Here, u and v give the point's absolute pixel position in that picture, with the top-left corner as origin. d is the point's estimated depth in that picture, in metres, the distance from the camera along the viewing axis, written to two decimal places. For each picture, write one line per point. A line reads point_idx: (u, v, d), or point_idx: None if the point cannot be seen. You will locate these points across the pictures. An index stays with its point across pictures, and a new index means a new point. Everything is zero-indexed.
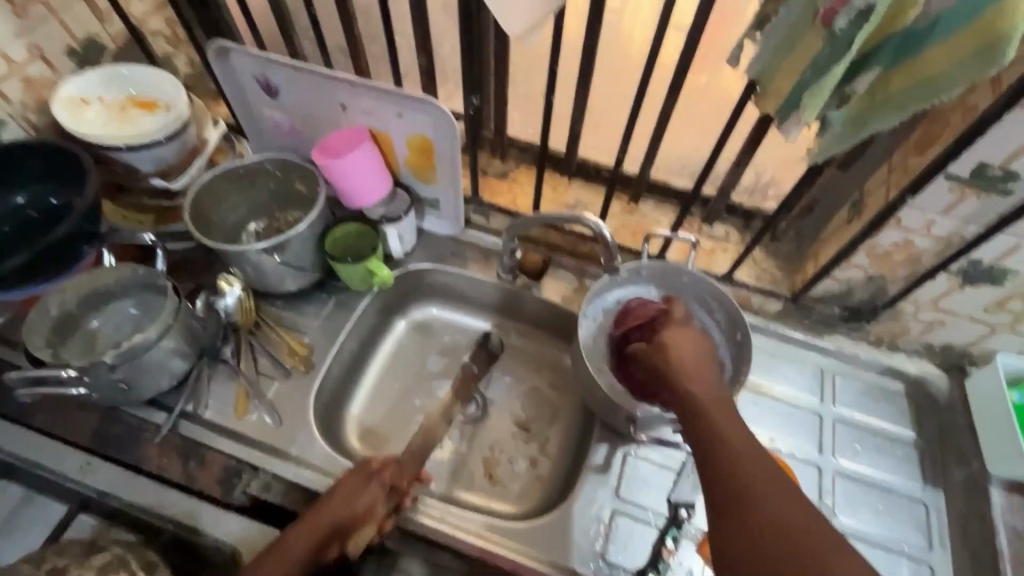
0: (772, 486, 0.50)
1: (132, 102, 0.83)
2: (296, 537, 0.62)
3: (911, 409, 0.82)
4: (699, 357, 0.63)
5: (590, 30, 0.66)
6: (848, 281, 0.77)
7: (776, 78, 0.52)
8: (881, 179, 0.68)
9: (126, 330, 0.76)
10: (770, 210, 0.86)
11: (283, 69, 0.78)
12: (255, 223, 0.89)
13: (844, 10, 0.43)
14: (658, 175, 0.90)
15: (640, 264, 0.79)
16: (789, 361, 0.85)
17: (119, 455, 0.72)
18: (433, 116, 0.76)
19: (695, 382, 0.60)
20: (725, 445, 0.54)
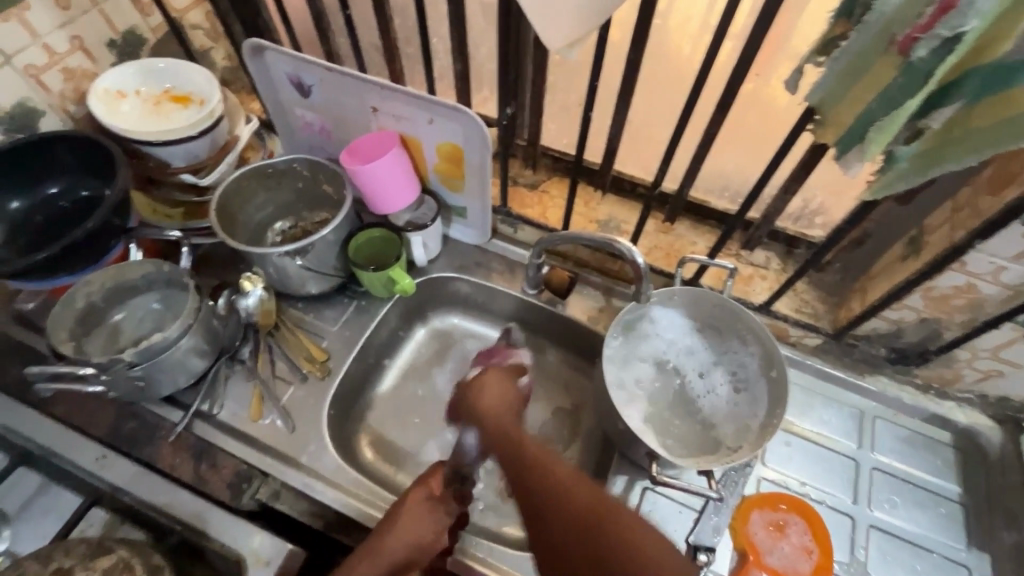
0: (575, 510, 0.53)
1: (167, 95, 0.82)
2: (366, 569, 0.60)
3: (959, 463, 0.76)
4: (499, 394, 0.66)
5: (636, 42, 0.62)
6: (898, 321, 0.72)
7: (838, 107, 0.48)
8: (946, 216, 0.62)
9: (148, 326, 0.76)
10: (816, 238, 0.81)
11: (316, 69, 0.77)
12: (282, 222, 0.89)
13: (925, 39, 0.39)
14: (697, 194, 0.88)
15: (673, 289, 0.74)
16: (825, 400, 0.79)
17: (134, 451, 0.72)
18: (465, 124, 0.74)
19: (491, 417, 0.64)
20: (550, 477, 0.56)
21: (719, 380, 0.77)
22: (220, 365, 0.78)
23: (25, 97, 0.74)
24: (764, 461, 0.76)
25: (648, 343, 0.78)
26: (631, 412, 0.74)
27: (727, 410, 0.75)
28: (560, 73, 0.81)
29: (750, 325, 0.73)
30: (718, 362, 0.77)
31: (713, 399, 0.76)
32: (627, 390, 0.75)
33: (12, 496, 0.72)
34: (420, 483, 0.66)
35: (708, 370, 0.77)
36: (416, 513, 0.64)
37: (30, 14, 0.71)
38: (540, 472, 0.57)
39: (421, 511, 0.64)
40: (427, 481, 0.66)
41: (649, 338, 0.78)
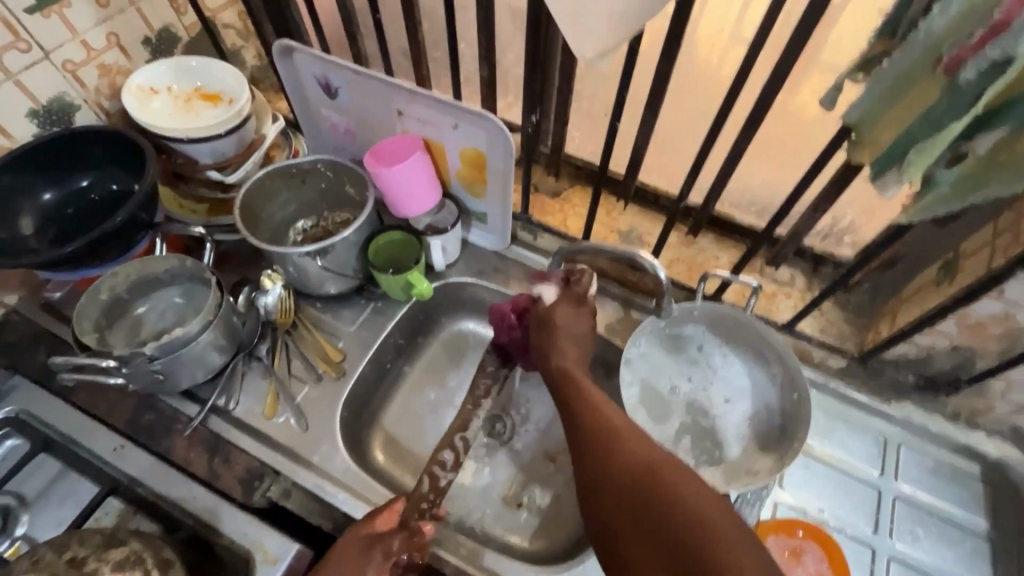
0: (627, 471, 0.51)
1: (198, 93, 0.84)
2: None
3: (988, 497, 0.73)
4: (576, 332, 0.70)
5: (667, 53, 0.61)
6: (929, 347, 0.69)
7: (878, 127, 0.46)
8: (984, 241, 0.60)
9: (169, 320, 0.77)
10: (844, 258, 0.79)
11: (344, 71, 0.77)
12: (303, 221, 0.90)
13: (974, 61, 0.38)
14: (722, 208, 0.86)
15: (694, 304, 0.74)
16: (849, 426, 0.77)
17: (150, 443, 0.73)
18: (490, 130, 0.73)
19: (563, 351, 0.68)
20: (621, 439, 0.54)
21: (744, 421, 0.74)
22: (238, 362, 0.78)
23: (62, 91, 0.76)
24: (782, 485, 0.74)
25: (684, 357, 0.77)
26: (639, 409, 0.74)
27: (742, 450, 0.72)
28: (587, 81, 0.81)
29: (779, 352, 0.71)
30: (752, 405, 0.74)
31: (731, 436, 0.73)
32: (643, 388, 0.75)
33: (31, 482, 0.72)
34: (363, 520, 0.64)
35: (740, 409, 0.74)
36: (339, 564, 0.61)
37: (70, 11, 0.73)
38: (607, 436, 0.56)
39: (345, 561, 0.61)
40: (365, 526, 0.63)
41: (688, 355, 0.77)
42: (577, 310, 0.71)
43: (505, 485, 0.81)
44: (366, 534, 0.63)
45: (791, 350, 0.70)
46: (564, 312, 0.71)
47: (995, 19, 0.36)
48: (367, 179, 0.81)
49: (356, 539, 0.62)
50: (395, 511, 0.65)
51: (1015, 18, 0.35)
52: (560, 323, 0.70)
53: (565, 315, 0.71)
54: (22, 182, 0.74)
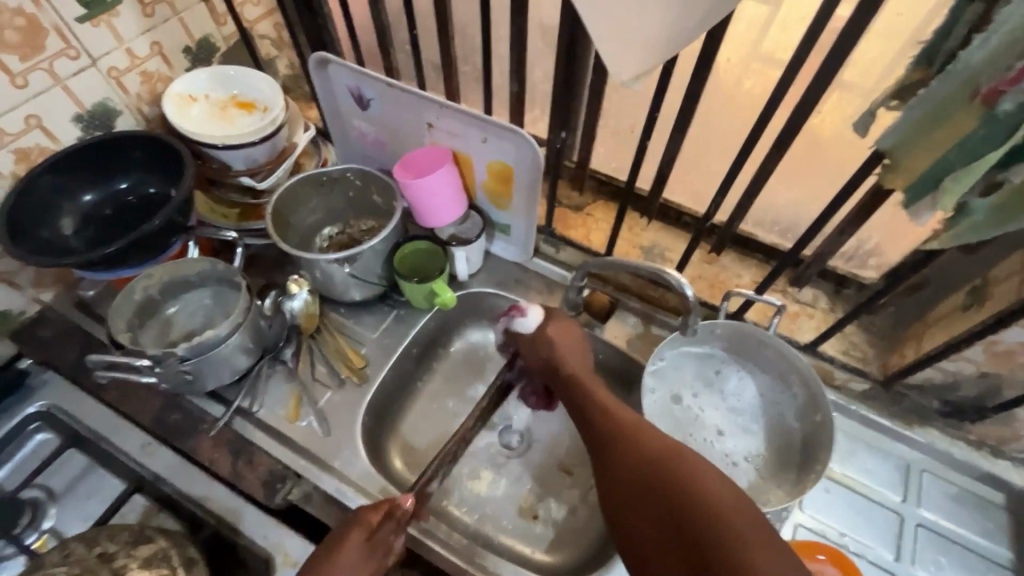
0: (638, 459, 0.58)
1: (234, 101, 0.86)
2: None
3: (1011, 527, 0.72)
4: (576, 347, 0.73)
5: (699, 74, 0.62)
6: (954, 373, 0.69)
7: (911, 154, 0.47)
8: (1015, 268, 0.59)
9: (198, 321, 0.79)
10: (868, 280, 0.79)
11: (377, 83, 0.79)
12: (330, 228, 0.91)
13: (1014, 92, 0.38)
14: (745, 227, 0.86)
15: (716, 322, 0.74)
16: (870, 449, 0.76)
17: (175, 442, 0.74)
18: (518, 145, 0.75)
19: (567, 363, 0.71)
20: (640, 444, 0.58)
21: (754, 447, 0.73)
22: (263, 365, 0.80)
23: (105, 96, 0.78)
24: (801, 507, 0.73)
25: (703, 376, 0.77)
26: (653, 418, 0.74)
27: (753, 477, 0.71)
28: (615, 99, 0.82)
29: (800, 374, 0.71)
30: (765, 432, 0.74)
31: (738, 458, 0.73)
32: (658, 397, 0.75)
33: (59, 476, 0.74)
34: (352, 522, 0.64)
35: (752, 434, 0.74)
36: (350, 557, 0.61)
37: (118, 20, 0.75)
38: (635, 441, 0.59)
39: (353, 556, 0.62)
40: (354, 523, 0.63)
41: (706, 374, 0.77)
42: (560, 316, 0.75)
43: (520, 497, 0.81)
44: (364, 532, 0.63)
45: (815, 373, 0.70)
46: (558, 330, 0.73)
47: None
48: (395, 188, 0.83)
49: (356, 539, 0.62)
50: (385, 506, 0.66)
51: None
52: (553, 327, 0.73)
53: (559, 334, 0.73)
54: (65, 183, 0.76)
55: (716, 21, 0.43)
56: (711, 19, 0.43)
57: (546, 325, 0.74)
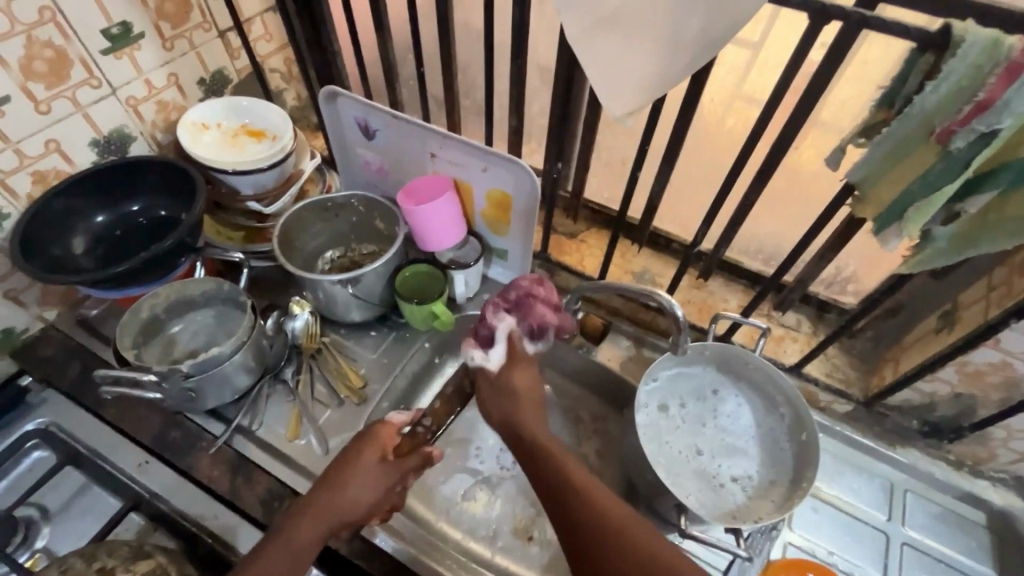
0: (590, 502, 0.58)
1: (245, 130, 0.90)
2: (308, 528, 0.62)
3: (994, 545, 0.74)
4: (530, 391, 0.73)
5: (685, 111, 0.67)
6: (931, 394, 0.72)
7: (878, 186, 0.51)
8: (980, 293, 0.64)
9: (201, 339, 0.80)
10: (848, 305, 0.83)
11: (383, 115, 0.83)
12: (332, 252, 0.94)
13: (963, 132, 0.43)
14: (731, 254, 0.91)
15: (704, 344, 0.77)
16: (855, 469, 0.79)
17: (174, 460, 0.75)
18: (517, 174, 0.79)
19: (522, 409, 0.71)
20: (595, 503, 0.58)
21: (750, 467, 0.75)
22: (263, 385, 0.81)
23: (122, 123, 0.82)
24: (791, 525, 0.75)
25: (703, 395, 0.79)
26: (648, 428, 0.76)
27: (748, 494, 0.73)
28: (608, 133, 0.87)
29: (788, 395, 0.74)
30: (761, 454, 0.75)
31: (732, 475, 0.74)
32: (654, 411, 0.78)
33: (54, 494, 0.74)
34: (360, 440, 0.69)
35: (748, 456, 0.75)
36: (367, 471, 0.66)
37: (139, 53, 0.80)
38: (589, 491, 0.59)
39: (371, 466, 0.67)
40: (375, 436, 0.69)
41: (704, 395, 0.79)
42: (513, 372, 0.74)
43: (515, 517, 0.82)
44: (381, 448, 0.68)
45: (801, 396, 0.73)
46: (523, 376, 0.74)
47: (980, 99, 0.41)
48: (398, 213, 0.86)
49: (376, 450, 0.68)
50: (396, 425, 0.71)
51: (996, 99, 0.41)
52: (508, 378, 0.73)
53: (524, 378, 0.74)
54: (78, 205, 0.79)
55: (700, 65, 0.48)
56: (696, 64, 0.48)
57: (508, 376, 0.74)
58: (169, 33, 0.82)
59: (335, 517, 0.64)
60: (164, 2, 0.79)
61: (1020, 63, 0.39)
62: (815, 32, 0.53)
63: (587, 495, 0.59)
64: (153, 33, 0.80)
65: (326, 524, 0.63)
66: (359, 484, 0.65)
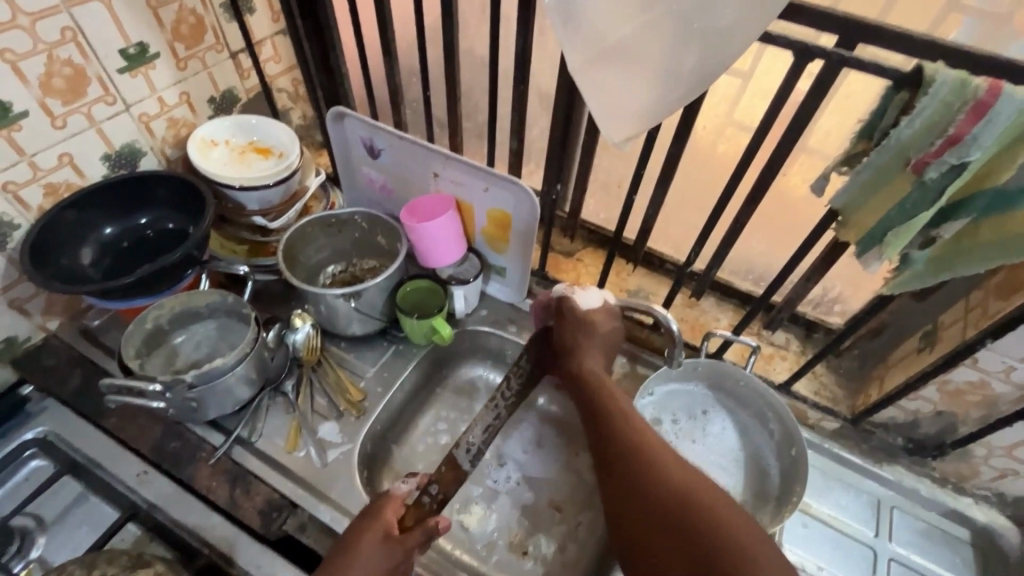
0: (660, 463, 0.59)
1: (253, 146, 0.93)
2: None
3: (977, 562, 0.76)
4: (605, 340, 0.76)
5: (679, 138, 0.71)
6: (915, 411, 0.75)
7: (860, 212, 0.55)
8: (958, 315, 0.67)
9: (203, 351, 0.81)
10: (835, 325, 0.86)
11: (388, 135, 0.86)
12: (334, 266, 0.96)
13: (936, 163, 0.47)
14: (723, 274, 0.94)
15: (698, 361, 0.79)
16: (843, 486, 0.81)
17: (173, 470, 0.75)
18: (518, 194, 0.82)
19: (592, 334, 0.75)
20: (626, 431, 0.64)
21: (732, 486, 0.77)
22: (263, 397, 0.82)
23: (134, 139, 0.84)
24: (782, 541, 0.77)
25: (693, 413, 0.81)
26: None
27: None
28: (605, 157, 0.90)
29: (777, 411, 0.76)
30: (746, 474, 0.77)
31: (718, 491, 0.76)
32: (648, 425, 0.79)
33: (51, 503, 0.74)
34: (362, 520, 0.66)
35: (732, 475, 0.77)
36: (367, 553, 0.63)
37: (153, 72, 0.82)
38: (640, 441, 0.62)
39: (372, 548, 0.63)
40: (380, 514, 0.66)
41: (695, 412, 0.81)
42: (582, 346, 0.75)
43: (511, 532, 0.83)
44: (383, 525, 0.65)
45: (790, 411, 0.75)
46: (597, 317, 0.76)
47: (949, 134, 0.45)
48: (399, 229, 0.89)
49: (379, 527, 0.65)
50: (396, 505, 0.68)
51: (965, 134, 0.44)
52: (586, 331, 0.75)
53: (603, 320, 0.76)
54: (88, 217, 0.80)
55: (691, 99, 0.52)
56: (688, 96, 0.52)
57: (574, 351, 0.75)
58: (182, 54, 0.85)
59: None
60: (180, 25, 0.82)
61: (985, 102, 0.43)
62: (800, 68, 0.56)
63: (645, 453, 0.61)
64: (168, 54, 0.83)
65: None
66: (360, 565, 0.62)
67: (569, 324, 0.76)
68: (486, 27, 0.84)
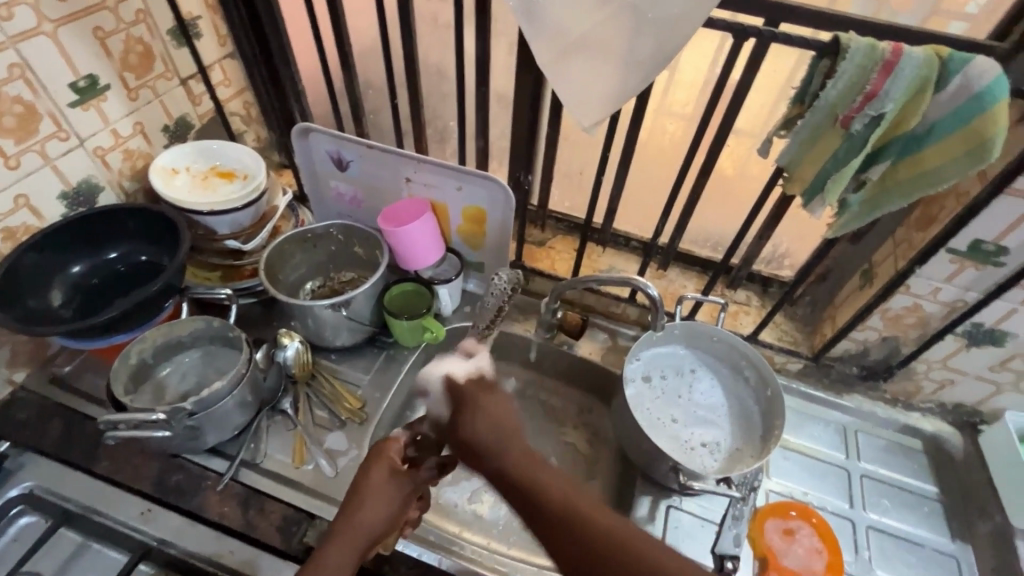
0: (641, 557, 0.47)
1: (215, 171, 0.92)
2: (334, 552, 0.59)
3: (932, 466, 0.86)
4: (507, 423, 0.58)
5: (635, 122, 0.78)
6: (864, 341, 0.85)
7: (801, 166, 0.63)
8: (887, 251, 0.77)
9: (192, 380, 0.80)
10: (786, 277, 0.96)
11: (356, 146, 0.88)
12: (312, 283, 0.97)
13: (860, 117, 0.55)
14: (684, 244, 1.02)
15: (673, 323, 0.86)
16: (813, 419, 0.90)
17: (178, 503, 0.73)
18: (490, 190, 0.86)
19: (477, 433, 0.57)
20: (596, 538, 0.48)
21: (720, 434, 0.83)
22: (262, 417, 0.82)
23: (90, 174, 0.82)
24: (769, 475, 0.85)
25: (681, 372, 0.88)
26: (634, 400, 0.84)
27: (728, 453, 0.81)
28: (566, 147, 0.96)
29: (749, 357, 0.84)
30: (731, 423, 0.84)
31: (707, 439, 0.82)
32: (640, 384, 0.86)
33: (49, 559, 0.71)
34: (369, 461, 0.65)
35: (717, 424, 0.84)
36: (377, 487, 0.63)
37: (105, 104, 0.81)
38: (579, 523, 0.49)
39: (383, 485, 0.64)
40: (382, 450, 0.66)
41: (683, 372, 0.88)
42: (477, 399, 0.61)
43: None
44: (387, 464, 0.65)
45: (761, 356, 0.83)
46: (470, 418, 0.59)
47: (867, 91, 0.54)
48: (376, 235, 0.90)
49: (383, 466, 0.65)
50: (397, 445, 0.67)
51: (879, 90, 0.53)
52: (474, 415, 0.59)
53: (494, 411, 0.59)
54: (52, 259, 0.77)
55: (652, 79, 0.57)
56: (649, 76, 0.57)
57: (461, 423, 0.59)
58: (133, 83, 0.83)
59: (359, 541, 0.61)
60: (128, 54, 0.81)
61: (890, 62, 0.52)
62: (737, 47, 0.64)
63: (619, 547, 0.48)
64: (118, 85, 0.81)
65: (358, 542, 0.61)
66: (371, 509, 0.62)
67: (471, 386, 0.62)
68: (441, 35, 0.88)
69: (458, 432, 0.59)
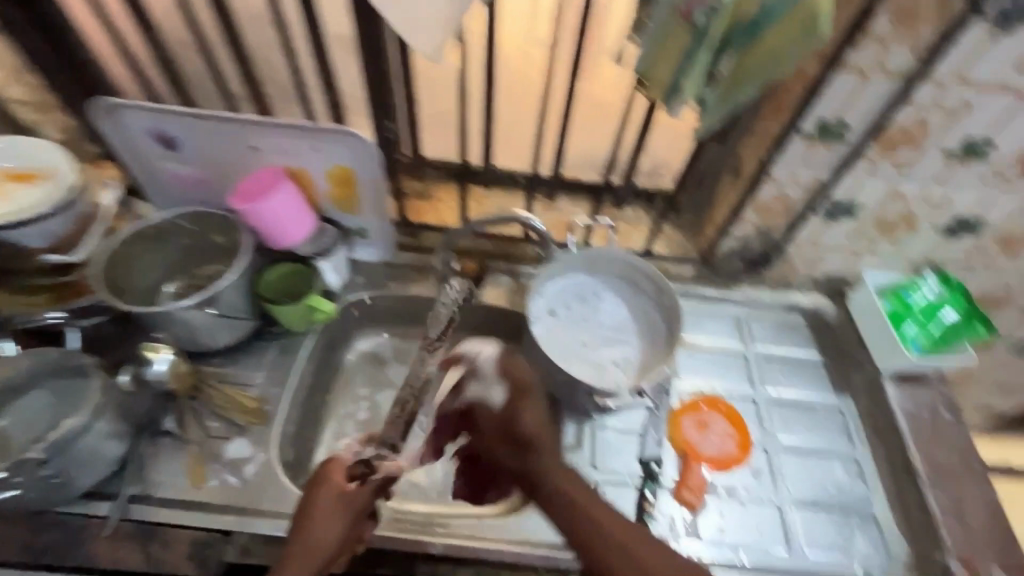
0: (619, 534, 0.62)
1: (8, 174, 0.75)
2: None
3: (815, 336, 0.95)
4: (540, 423, 0.72)
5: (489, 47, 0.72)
6: (744, 235, 0.90)
7: (656, 70, 0.62)
8: (751, 145, 0.80)
9: (39, 426, 0.66)
10: (669, 187, 0.98)
11: (181, 118, 0.76)
12: (171, 285, 0.85)
13: (700, 8, 0.54)
14: (570, 172, 0.97)
15: (568, 251, 0.85)
16: (712, 317, 0.95)
17: (61, 563, 0.66)
18: (351, 145, 0.77)
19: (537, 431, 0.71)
20: (600, 528, 0.62)
21: (630, 349, 0.84)
22: (141, 444, 0.72)
23: None
24: (679, 376, 0.90)
25: (585, 299, 0.87)
26: (545, 337, 0.82)
27: (639, 363, 0.83)
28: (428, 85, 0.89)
29: (644, 271, 0.86)
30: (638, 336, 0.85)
31: (619, 357, 0.83)
32: (547, 320, 0.84)
33: None
34: (314, 489, 0.63)
35: (626, 341, 0.85)
36: (324, 514, 0.61)
37: None
38: (592, 539, 0.62)
39: (332, 509, 0.62)
40: (327, 474, 0.64)
41: (587, 298, 0.88)
42: (532, 395, 0.74)
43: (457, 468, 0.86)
44: (334, 487, 0.63)
45: (654, 267, 0.85)
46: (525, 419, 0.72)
47: None
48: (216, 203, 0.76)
49: (329, 490, 0.62)
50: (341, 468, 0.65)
51: None
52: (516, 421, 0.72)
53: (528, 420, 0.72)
54: None
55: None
56: None
57: (518, 415, 0.72)
58: None
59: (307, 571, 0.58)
60: None
61: None
62: None
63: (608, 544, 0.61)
64: None
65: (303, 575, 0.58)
66: (322, 531, 0.60)
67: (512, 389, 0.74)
68: None
69: (511, 424, 0.72)
